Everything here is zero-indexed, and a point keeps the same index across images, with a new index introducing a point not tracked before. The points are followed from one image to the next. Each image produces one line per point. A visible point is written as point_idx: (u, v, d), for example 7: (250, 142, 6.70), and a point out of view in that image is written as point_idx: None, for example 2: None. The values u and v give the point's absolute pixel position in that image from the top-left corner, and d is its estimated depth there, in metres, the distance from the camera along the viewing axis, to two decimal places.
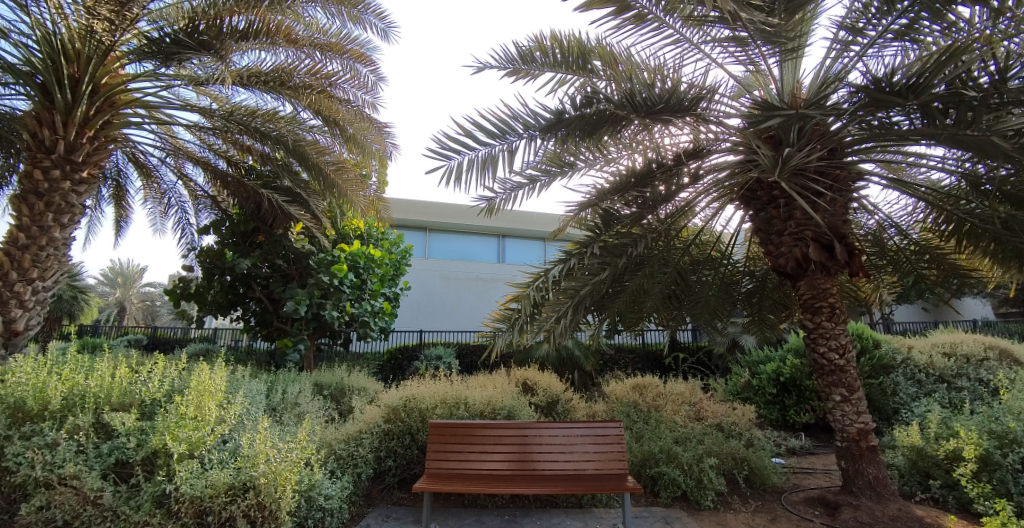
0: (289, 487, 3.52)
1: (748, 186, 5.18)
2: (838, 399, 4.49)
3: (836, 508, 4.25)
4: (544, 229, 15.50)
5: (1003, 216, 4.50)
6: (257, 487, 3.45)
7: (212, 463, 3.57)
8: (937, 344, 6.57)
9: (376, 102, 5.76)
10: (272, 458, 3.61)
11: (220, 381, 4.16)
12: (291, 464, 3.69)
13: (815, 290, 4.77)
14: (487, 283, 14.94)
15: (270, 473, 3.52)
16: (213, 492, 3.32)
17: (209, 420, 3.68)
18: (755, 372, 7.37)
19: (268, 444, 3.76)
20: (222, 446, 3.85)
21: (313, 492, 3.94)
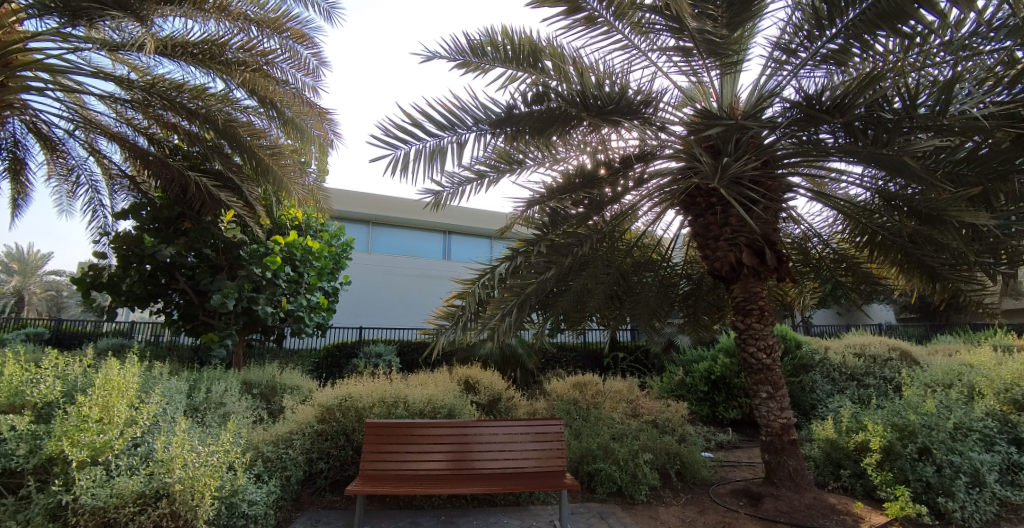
0: (208, 494, 3.20)
1: (688, 192, 5.39)
2: (764, 395, 4.74)
3: (758, 498, 4.46)
4: (491, 227, 15.48)
5: (911, 230, 4.96)
6: (171, 495, 3.13)
7: (119, 470, 3.22)
8: (850, 344, 7.10)
9: (318, 85, 5.52)
10: (191, 462, 3.29)
11: (134, 378, 3.75)
12: (211, 469, 3.36)
13: (747, 293, 5.02)
14: (431, 280, 14.74)
15: (187, 478, 3.19)
16: (119, 502, 3.00)
17: (118, 423, 3.32)
18: (688, 371, 7.67)
19: (186, 446, 3.43)
20: (133, 450, 3.48)
21: (235, 499, 3.62)
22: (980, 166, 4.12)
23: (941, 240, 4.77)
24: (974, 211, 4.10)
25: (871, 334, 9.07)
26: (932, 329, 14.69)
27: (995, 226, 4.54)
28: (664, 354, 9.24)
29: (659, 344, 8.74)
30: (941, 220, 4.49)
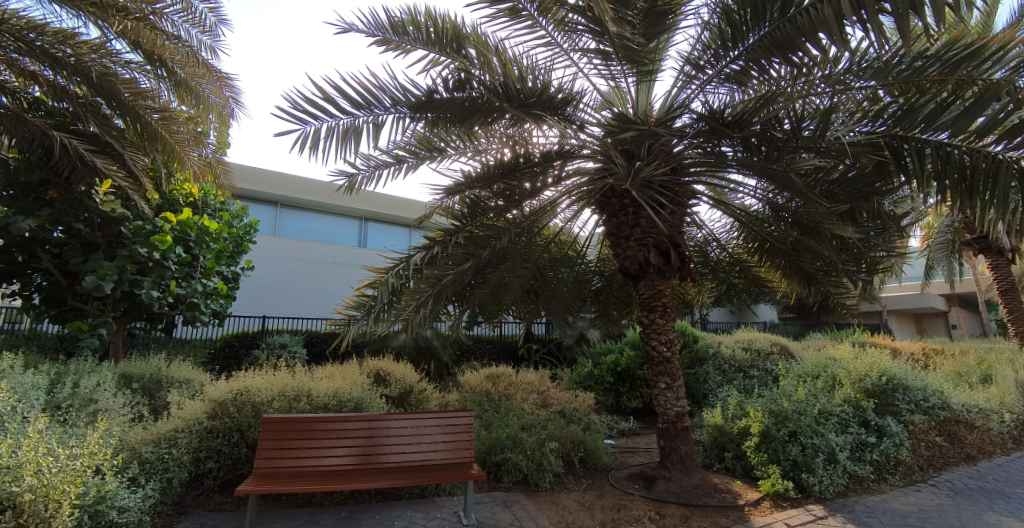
0: (67, 503, 2.79)
1: (603, 192, 5.57)
2: (663, 386, 5.06)
3: (652, 481, 4.75)
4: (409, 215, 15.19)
5: (794, 238, 5.47)
6: (18, 507, 2.67)
7: None
8: (738, 340, 7.83)
9: (216, 45, 5.13)
10: (46, 468, 2.83)
11: None
12: (72, 475, 2.93)
13: (652, 290, 5.34)
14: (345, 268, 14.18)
15: (40, 487, 2.75)
16: None
17: None
18: (596, 363, 8.01)
19: (40, 449, 2.96)
20: None
21: (101, 506, 3.19)
22: (848, 187, 4.74)
23: (817, 249, 5.36)
24: (842, 224, 4.79)
25: (756, 331, 10.07)
26: (803, 326, 16.71)
27: (858, 239, 5.17)
28: (576, 346, 9.61)
29: (572, 337, 9.07)
30: (817, 231, 5.13)
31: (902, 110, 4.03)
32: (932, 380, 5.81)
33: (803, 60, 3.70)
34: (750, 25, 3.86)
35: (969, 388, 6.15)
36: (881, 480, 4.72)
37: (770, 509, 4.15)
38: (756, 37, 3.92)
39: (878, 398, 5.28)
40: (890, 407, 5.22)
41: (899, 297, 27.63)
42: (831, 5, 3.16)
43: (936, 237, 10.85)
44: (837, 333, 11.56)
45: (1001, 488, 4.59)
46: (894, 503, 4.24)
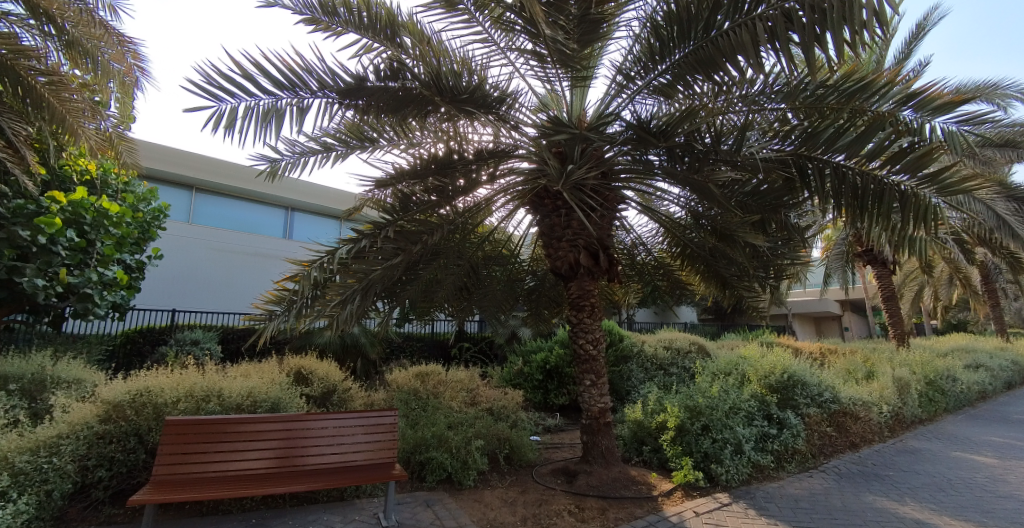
0: None
1: (536, 193, 5.59)
2: (588, 383, 5.22)
3: (573, 475, 4.90)
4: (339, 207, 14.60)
5: (711, 245, 5.82)
6: None
7: None
8: (661, 339, 8.26)
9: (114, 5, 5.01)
10: None
11: None
12: None
13: (581, 290, 5.49)
14: (265, 259, 13.44)
15: None
16: None
17: None
18: (527, 361, 8.12)
19: None
20: None
21: None
22: (761, 199, 5.06)
23: (732, 256, 5.72)
24: (754, 233, 5.17)
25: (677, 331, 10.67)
26: (720, 327, 17.93)
27: (768, 248, 5.56)
28: (507, 344, 9.70)
29: (503, 335, 9.13)
30: (732, 238, 5.49)
31: (807, 132, 4.27)
32: (825, 376, 6.42)
33: (724, 78, 3.88)
34: (676, 43, 4.00)
35: (855, 383, 6.87)
36: (780, 468, 5.15)
37: (681, 498, 4.40)
38: (681, 53, 4.04)
39: (781, 393, 5.74)
40: (790, 401, 5.70)
41: (804, 302, 30.37)
42: (748, 29, 3.42)
43: (833, 248, 12.03)
44: (748, 334, 12.50)
45: (876, 471, 5.17)
46: (789, 488, 4.64)
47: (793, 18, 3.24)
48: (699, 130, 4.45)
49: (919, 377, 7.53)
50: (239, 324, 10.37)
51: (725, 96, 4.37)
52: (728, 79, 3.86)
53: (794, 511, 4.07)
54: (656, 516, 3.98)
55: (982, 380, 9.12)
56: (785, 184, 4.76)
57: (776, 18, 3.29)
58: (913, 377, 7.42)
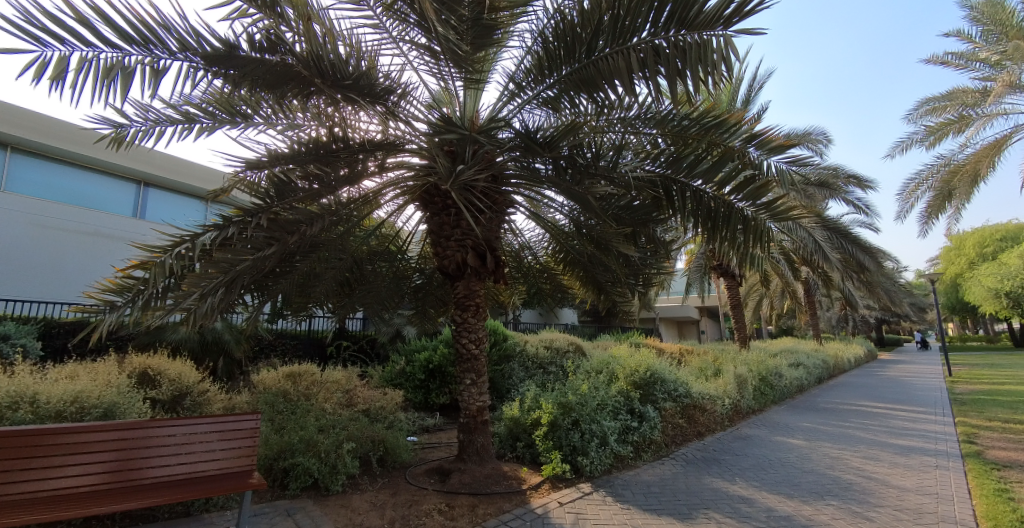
0: None
1: (426, 190, 5.53)
2: (468, 382, 5.30)
3: (447, 474, 4.99)
4: (206, 186, 13.27)
5: (589, 252, 6.20)
6: None
7: None
8: (542, 339, 8.66)
9: None
10: None
11: None
12: None
13: (468, 290, 5.54)
14: (107, 240, 11.57)
15: None
16: None
17: None
18: (409, 360, 8.02)
19: None
20: None
21: None
22: (633, 213, 5.52)
23: (607, 263, 6.18)
24: (625, 244, 5.64)
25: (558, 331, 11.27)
26: (598, 328, 19.31)
27: (638, 258, 6.12)
28: (391, 343, 9.49)
29: (387, 333, 8.90)
30: (607, 247, 5.92)
31: (673, 157, 4.75)
32: (681, 373, 7.23)
33: (604, 99, 4.17)
34: (565, 61, 4.18)
35: (704, 379, 7.84)
36: (638, 457, 5.67)
37: (548, 490, 4.65)
38: (567, 69, 4.23)
39: (643, 389, 6.32)
40: (650, 396, 6.31)
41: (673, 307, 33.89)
42: (623, 57, 3.74)
43: (694, 261, 13.66)
44: (621, 334, 13.64)
45: (714, 456, 5.96)
46: (643, 476, 5.14)
47: (660, 53, 3.62)
48: (581, 145, 4.71)
49: (753, 374, 8.82)
50: (68, 315, 8.78)
51: (600, 116, 4.71)
52: (607, 99, 4.12)
53: (645, 495, 4.52)
54: (523, 508, 4.17)
55: (800, 376, 10.96)
56: (654, 201, 5.26)
57: (649, 51, 3.64)
58: (749, 374, 8.67)
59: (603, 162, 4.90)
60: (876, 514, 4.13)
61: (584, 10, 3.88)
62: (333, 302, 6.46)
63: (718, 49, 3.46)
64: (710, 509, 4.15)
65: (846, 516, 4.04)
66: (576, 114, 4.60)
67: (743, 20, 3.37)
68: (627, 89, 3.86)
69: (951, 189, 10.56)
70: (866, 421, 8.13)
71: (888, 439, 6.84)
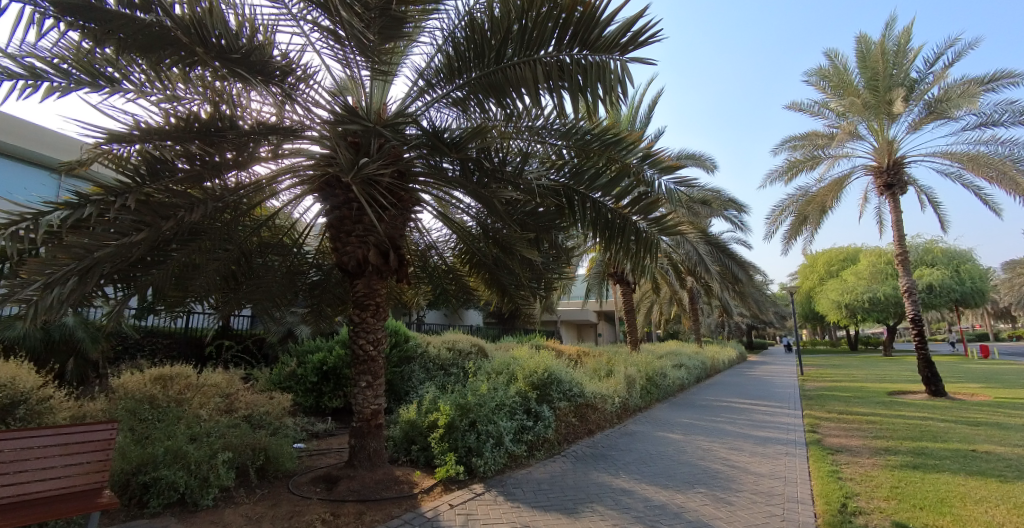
0: None
1: (327, 180, 5.22)
2: (363, 385, 5.08)
3: (335, 481, 4.80)
4: (59, 157, 11.42)
5: (494, 255, 6.26)
6: None
7: None
8: (445, 340, 8.60)
9: None
10: None
11: None
12: None
13: (369, 289, 5.29)
14: None
15: None
16: None
17: None
18: (301, 362, 7.66)
19: None
20: None
21: None
22: (536, 219, 5.68)
23: (511, 267, 6.28)
24: (529, 249, 5.76)
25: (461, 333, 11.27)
26: (502, 329, 19.56)
27: (541, 263, 6.28)
28: (281, 344, 8.89)
29: (277, 332, 8.28)
30: (511, 251, 5.98)
31: (575, 169, 4.98)
32: (577, 374, 7.59)
33: (512, 107, 4.24)
34: (474, 64, 4.18)
35: (597, 380, 8.30)
36: (531, 456, 5.83)
37: (440, 493, 4.62)
38: (475, 73, 4.22)
39: (540, 389, 6.53)
40: (546, 396, 6.53)
41: (576, 312, 35.48)
42: (529, 68, 3.85)
43: (594, 267, 14.46)
44: (524, 337, 13.97)
45: (602, 452, 6.33)
46: (535, 474, 5.30)
47: (563, 69, 3.77)
48: (489, 150, 4.76)
49: (642, 374, 9.53)
50: None
51: (508, 123, 4.80)
52: (514, 107, 4.19)
53: (535, 492, 4.65)
54: (413, 513, 4.09)
55: (681, 376, 12.08)
56: (557, 209, 5.44)
57: (554, 65, 3.78)
58: (638, 374, 9.36)
59: (510, 168, 4.99)
60: (735, 498, 4.66)
61: (494, 16, 3.92)
62: (214, 297, 5.86)
63: (616, 72, 3.69)
64: (595, 502, 4.38)
65: (711, 502, 4.50)
66: (484, 118, 4.62)
67: (637, 49, 3.63)
68: (533, 98, 3.96)
69: (805, 216, 12.35)
70: (734, 415, 9.16)
71: (750, 431, 7.77)
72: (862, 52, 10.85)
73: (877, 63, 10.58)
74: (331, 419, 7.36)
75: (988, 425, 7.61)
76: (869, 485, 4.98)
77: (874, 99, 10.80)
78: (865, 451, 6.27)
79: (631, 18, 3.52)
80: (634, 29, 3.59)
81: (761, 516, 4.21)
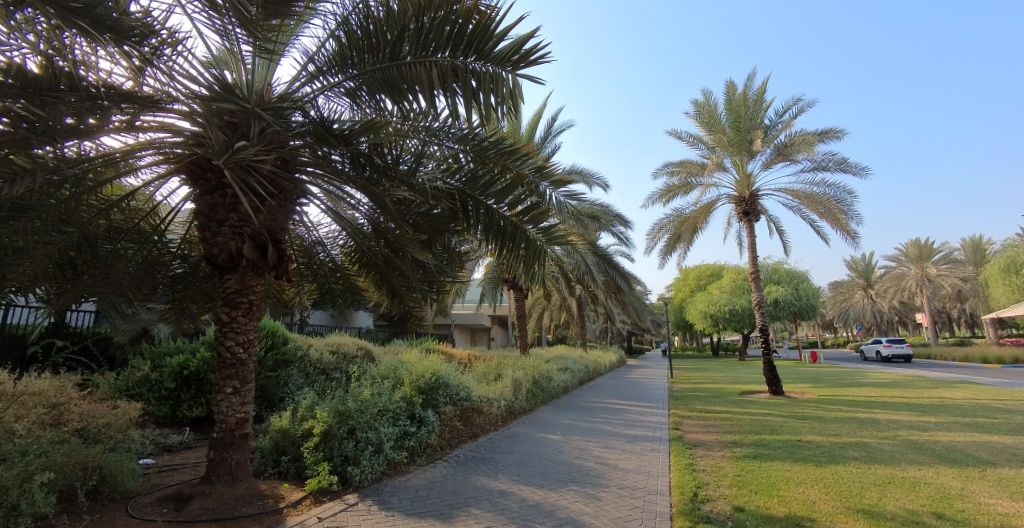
0: None
1: (196, 161, 4.65)
2: (229, 391, 4.56)
3: (187, 500, 4.29)
4: None
5: (383, 256, 6.07)
6: None
7: None
8: (328, 342, 8.14)
9: None
10: None
11: None
12: None
13: (242, 285, 4.74)
14: None
15: None
16: None
17: None
18: (157, 366, 6.78)
19: None
20: None
21: None
22: (430, 221, 5.60)
23: (401, 269, 6.10)
24: (420, 251, 5.65)
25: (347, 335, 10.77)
26: (394, 331, 18.91)
27: (433, 265, 6.21)
28: (131, 345, 7.76)
29: (127, 331, 7.20)
30: (402, 252, 5.78)
31: (469, 175, 5.03)
32: (465, 378, 7.62)
33: (408, 107, 4.16)
34: (367, 56, 4.04)
35: (485, 383, 8.42)
36: (411, 462, 5.70)
37: (308, 505, 4.34)
38: (369, 65, 4.06)
39: (426, 394, 6.46)
40: (432, 401, 6.46)
41: (473, 316, 35.64)
42: (424, 69, 3.81)
43: (490, 272, 14.68)
44: (415, 340, 13.72)
45: (484, 455, 6.41)
46: (414, 480, 5.20)
47: (457, 72, 3.77)
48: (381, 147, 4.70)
49: (528, 378, 9.89)
50: None
51: (405, 122, 4.70)
52: (408, 105, 4.11)
53: (411, 499, 4.56)
54: None
55: (566, 380, 12.74)
56: (451, 213, 5.42)
57: (449, 69, 3.78)
58: (525, 377, 9.71)
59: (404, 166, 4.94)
60: (603, 493, 4.99)
61: (391, 12, 3.83)
62: (40, 288, 4.84)
63: (509, 85, 3.80)
64: (471, 506, 4.42)
65: (581, 498, 4.78)
66: (378, 114, 4.56)
67: (528, 67, 3.79)
68: (426, 99, 3.90)
69: (679, 234, 13.78)
70: (610, 415, 9.87)
71: (623, 430, 8.40)
72: (729, 95, 12.42)
73: (740, 107, 12.18)
74: (189, 431, 6.56)
75: (810, 419, 9.05)
76: (716, 475, 5.65)
77: (737, 137, 12.43)
78: (717, 445, 7.11)
79: (522, 37, 3.67)
80: (524, 48, 3.75)
81: (624, 508, 4.55)
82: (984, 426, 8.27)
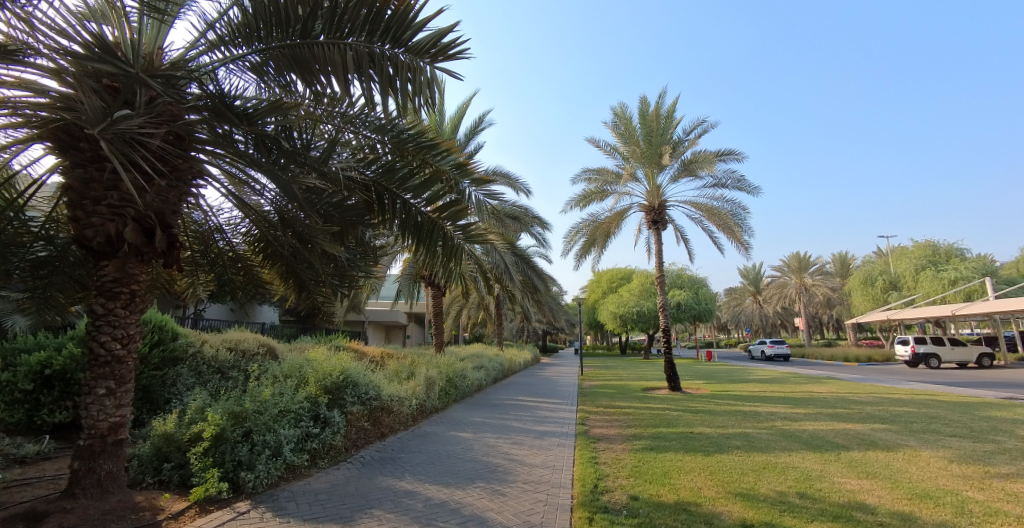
0: None
1: (65, 127, 4.05)
2: (101, 393, 4.04)
3: (41, 519, 3.74)
4: None
5: (291, 246, 5.71)
6: None
7: None
8: (225, 338, 7.54)
9: None
10: None
11: None
12: None
13: (122, 273, 4.20)
14: None
15: None
16: None
17: None
18: (9, 364, 5.84)
19: None
20: None
21: None
22: (343, 213, 5.32)
23: (311, 261, 5.78)
24: (331, 244, 5.38)
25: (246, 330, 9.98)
26: (302, 327, 17.77)
27: (345, 259, 5.98)
28: None
29: None
30: (311, 243, 5.50)
31: (384, 167, 4.90)
32: (375, 377, 7.40)
33: (320, 90, 3.97)
34: (275, 31, 3.78)
35: (397, 382, 8.25)
36: (312, 465, 5.44)
37: (191, 517, 4.00)
38: (277, 41, 3.82)
39: (332, 394, 6.21)
40: (338, 401, 6.24)
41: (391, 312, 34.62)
42: (338, 52, 3.65)
43: (407, 269, 14.37)
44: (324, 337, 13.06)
45: (391, 455, 6.29)
46: (314, 484, 4.97)
47: (372, 59, 3.66)
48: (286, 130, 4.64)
49: (441, 376, 9.84)
50: None
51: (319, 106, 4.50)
52: (320, 88, 3.92)
53: (310, 504, 4.36)
54: None
55: (481, 378, 12.84)
56: (366, 205, 5.23)
57: (365, 55, 3.66)
58: (438, 376, 9.67)
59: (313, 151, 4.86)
60: (509, 489, 5.13)
61: None
62: None
63: (426, 76, 3.76)
64: (373, 507, 4.32)
65: (487, 494, 4.87)
66: (288, 94, 4.37)
67: (446, 60, 3.77)
68: (340, 83, 3.75)
69: (594, 239, 14.47)
70: (521, 412, 10.11)
71: (532, 427, 8.66)
72: (643, 110, 13.24)
73: (653, 122, 13.04)
74: (48, 439, 5.73)
75: (702, 412, 9.94)
76: (616, 467, 6.02)
77: (649, 150, 13.31)
78: (619, 439, 7.58)
79: (440, 30, 3.65)
80: (443, 41, 3.72)
81: (527, 502, 4.71)
82: (840, 416, 9.61)
